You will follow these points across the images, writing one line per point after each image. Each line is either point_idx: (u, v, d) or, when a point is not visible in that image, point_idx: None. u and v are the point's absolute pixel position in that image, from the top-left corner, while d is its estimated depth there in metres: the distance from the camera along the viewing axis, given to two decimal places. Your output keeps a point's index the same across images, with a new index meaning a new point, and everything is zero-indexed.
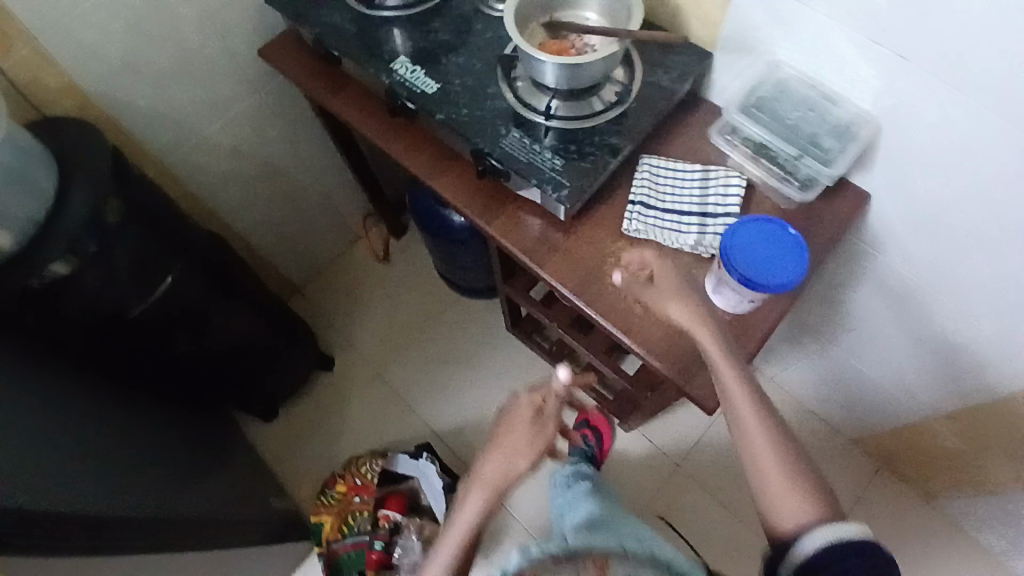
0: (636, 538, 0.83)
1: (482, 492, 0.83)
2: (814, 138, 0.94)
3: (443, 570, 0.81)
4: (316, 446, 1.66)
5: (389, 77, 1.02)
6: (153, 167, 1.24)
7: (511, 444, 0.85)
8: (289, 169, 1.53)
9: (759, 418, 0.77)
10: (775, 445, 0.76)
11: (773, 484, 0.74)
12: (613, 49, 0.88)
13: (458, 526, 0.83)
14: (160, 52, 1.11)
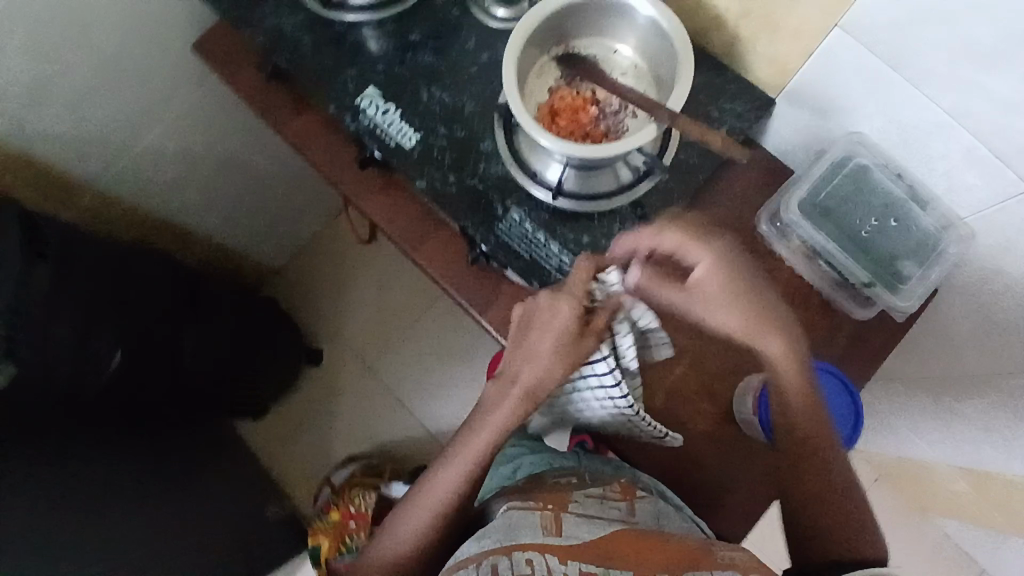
0: (657, 517, 0.65)
1: (509, 403, 0.67)
2: (892, 256, 0.71)
3: (459, 475, 0.67)
4: (308, 437, 1.64)
5: (354, 122, 0.81)
6: (90, 193, 1.05)
7: (540, 355, 0.67)
8: (256, 159, 1.30)
9: (836, 453, 0.65)
10: (846, 482, 0.65)
11: (844, 509, 0.63)
12: (644, 133, 0.66)
13: (483, 430, 0.67)
14: (72, 67, 0.89)
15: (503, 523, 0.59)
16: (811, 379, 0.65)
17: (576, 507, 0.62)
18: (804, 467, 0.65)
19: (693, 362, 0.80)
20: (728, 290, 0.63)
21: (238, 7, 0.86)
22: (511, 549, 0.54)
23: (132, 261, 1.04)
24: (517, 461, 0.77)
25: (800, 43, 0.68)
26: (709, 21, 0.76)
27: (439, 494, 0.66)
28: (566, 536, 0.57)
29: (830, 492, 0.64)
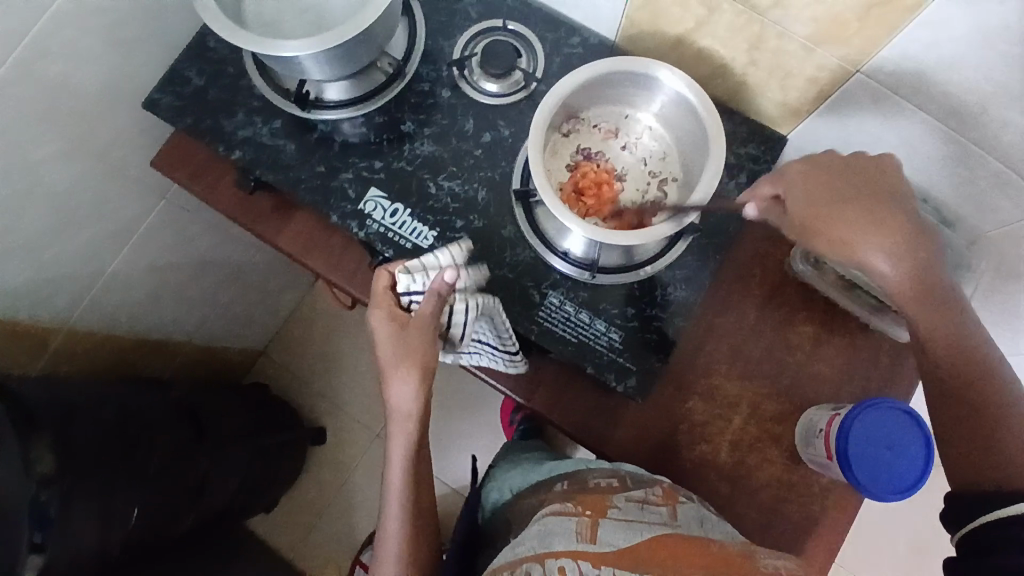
0: (701, 521, 0.61)
1: (405, 429, 0.71)
2: None
3: (399, 520, 0.73)
4: (327, 523, 1.50)
5: (362, 229, 0.75)
6: (62, 333, 0.93)
7: (404, 382, 0.67)
8: (228, 252, 1.20)
9: (990, 368, 0.56)
10: (1007, 405, 0.55)
11: (994, 446, 0.54)
12: (682, 213, 0.66)
13: (393, 464, 0.73)
14: (25, 213, 0.78)
15: (540, 531, 0.58)
16: (954, 299, 0.58)
17: (615, 513, 0.59)
18: (951, 374, 0.57)
19: (750, 409, 0.78)
20: (858, 207, 0.58)
21: (204, 121, 0.78)
22: (545, 556, 0.53)
23: (129, 402, 0.92)
24: (554, 464, 0.79)
25: (815, 88, 0.68)
26: (712, 70, 0.75)
27: (393, 530, 0.73)
28: (600, 543, 0.54)
29: (984, 402, 0.55)
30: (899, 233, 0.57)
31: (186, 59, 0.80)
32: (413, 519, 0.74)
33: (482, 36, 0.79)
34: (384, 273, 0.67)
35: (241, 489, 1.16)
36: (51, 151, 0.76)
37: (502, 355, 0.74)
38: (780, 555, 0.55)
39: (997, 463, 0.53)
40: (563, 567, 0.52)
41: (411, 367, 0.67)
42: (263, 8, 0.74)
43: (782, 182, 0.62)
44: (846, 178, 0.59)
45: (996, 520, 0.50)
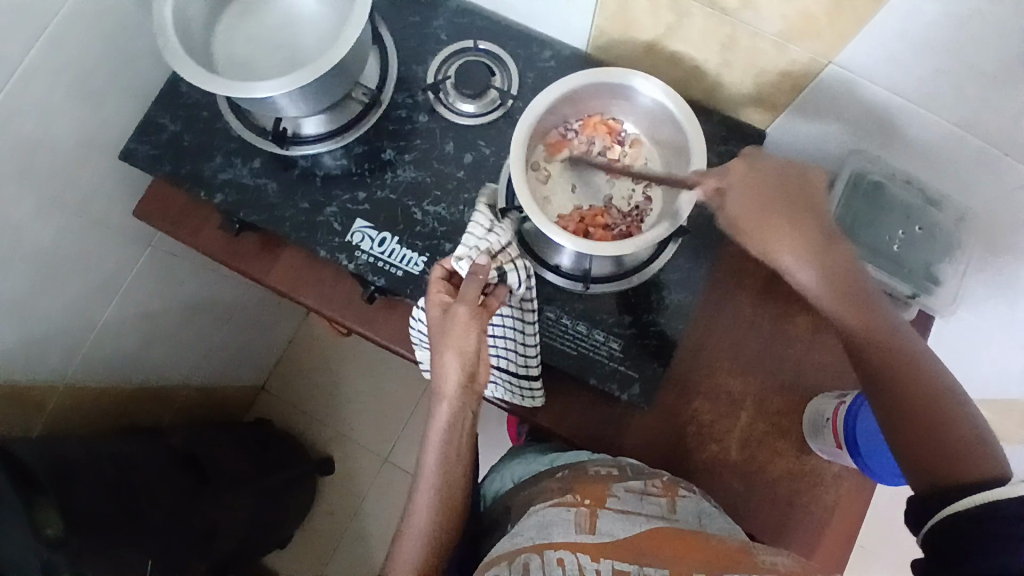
0: (699, 515, 0.63)
1: (448, 405, 0.65)
2: (924, 263, 0.74)
3: (430, 501, 0.66)
4: (344, 553, 1.46)
5: (352, 261, 0.75)
6: (57, 392, 0.92)
7: (451, 355, 0.62)
8: (218, 292, 1.19)
9: (911, 361, 0.55)
10: (938, 396, 0.52)
11: (939, 440, 0.50)
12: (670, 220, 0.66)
13: (433, 441, 0.67)
14: (8, 276, 0.76)
15: (538, 519, 0.60)
16: (876, 303, 0.58)
17: (614, 502, 0.62)
18: (879, 367, 0.55)
19: (755, 404, 0.78)
20: (775, 215, 0.60)
21: (183, 167, 0.78)
22: (543, 548, 0.55)
23: (127, 455, 0.90)
24: (556, 452, 0.78)
25: (787, 82, 0.68)
26: (685, 72, 0.75)
27: (422, 511, 0.66)
28: (598, 534, 0.57)
29: (926, 396, 0.52)
30: (810, 239, 0.59)
31: (159, 107, 0.79)
32: (443, 517, 0.66)
33: (454, 59, 0.79)
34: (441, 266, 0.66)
35: (247, 538, 1.14)
36: (31, 212, 0.76)
37: (519, 387, 0.74)
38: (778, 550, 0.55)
39: (951, 462, 0.49)
40: (561, 559, 0.54)
41: (458, 341, 0.62)
42: (233, 51, 0.74)
43: (725, 181, 0.63)
44: (773, 182, 0.62)
45: (961, 515, 0.46)
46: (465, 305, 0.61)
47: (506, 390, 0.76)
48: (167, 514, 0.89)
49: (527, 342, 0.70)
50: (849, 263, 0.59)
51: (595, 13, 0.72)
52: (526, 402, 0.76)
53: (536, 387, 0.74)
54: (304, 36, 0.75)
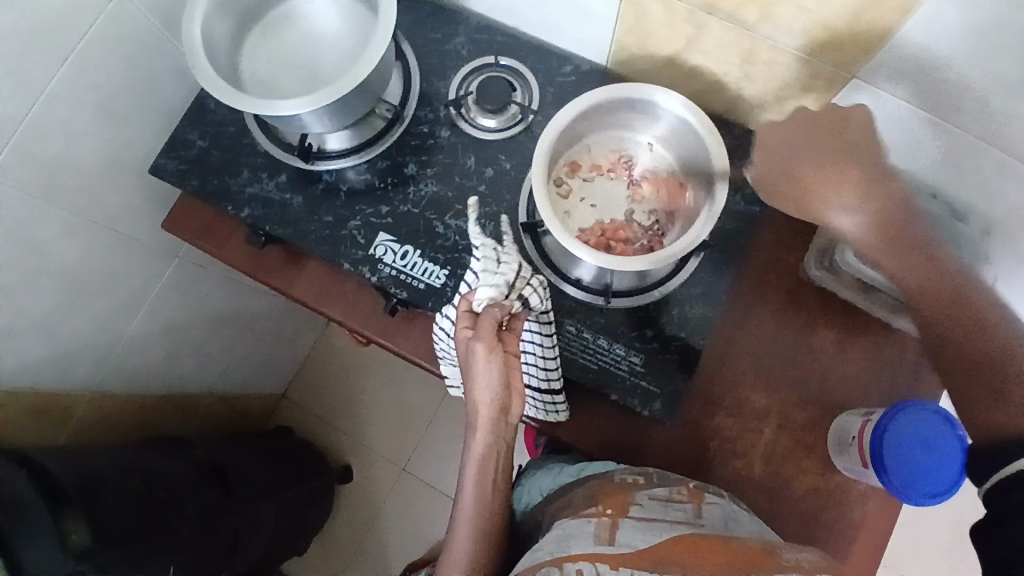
0: (726, 520, 0.63)
1: (482, 429, 0.66)
2: None
3: (470, 525, 0.67)
4: (364, 562, 1.46)
5: (374, 274, 0.76)
6: (86, 399, 0.94)
7: (478, 381, 0.63)
8: (241, 302, 1.21)
9: (984, 306, 0.52)
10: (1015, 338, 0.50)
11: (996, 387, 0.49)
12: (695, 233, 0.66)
13: (470, 464, 0.68)
14: (40, 288, 0.79)
15: (559, 533, 0.60)
16: (940, 250, 0.56)
17: (637, 511, 0.61)
18: (950, 320, 0.53)
19: (778, 419, 0.77)
20: (832, 168, 0.57)
21: (210, 182, 0.80)
22: (563, 561, 0.55)
23: (153, 465, 0.92)
24: (583, 463, 0.77)
25: (810, 95, 0.68)
26: (705, 86, 0.75)
27: (463, 534, 0.67)
28: (618, 545, 0.56)
29: (998, 346, 0.50)
30: (869, 181, 0.57)
31: (187, 124, 0.82)
32: (487, 541, 0.67)
33: (475, 74, 0.80)
34: (464, 300, 0.63)
35: (269, 547, 1.16)
36: (62, 226, 0.78)
37: (543, 402, 0.74)
38: (804, 549, 0.55)
39: (1001, 410, 0.49)
40: (580, 570, 0.53)
41: (488, 372, 0.62)
42: (259, 70, 0.76)
43: (760, 149, 0.62)
44: (832, 133, 0.58)
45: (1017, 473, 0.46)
46: (481, 340, 0.61)
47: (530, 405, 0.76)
48: (193, 527, 0.90)
49: (548, 356, 0.70)
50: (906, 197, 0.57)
51: (614, 28, 0.72)
52: (550, 416, 0.76)
53: (560, 401, 0.74)
54: (328, 54, 0.76)
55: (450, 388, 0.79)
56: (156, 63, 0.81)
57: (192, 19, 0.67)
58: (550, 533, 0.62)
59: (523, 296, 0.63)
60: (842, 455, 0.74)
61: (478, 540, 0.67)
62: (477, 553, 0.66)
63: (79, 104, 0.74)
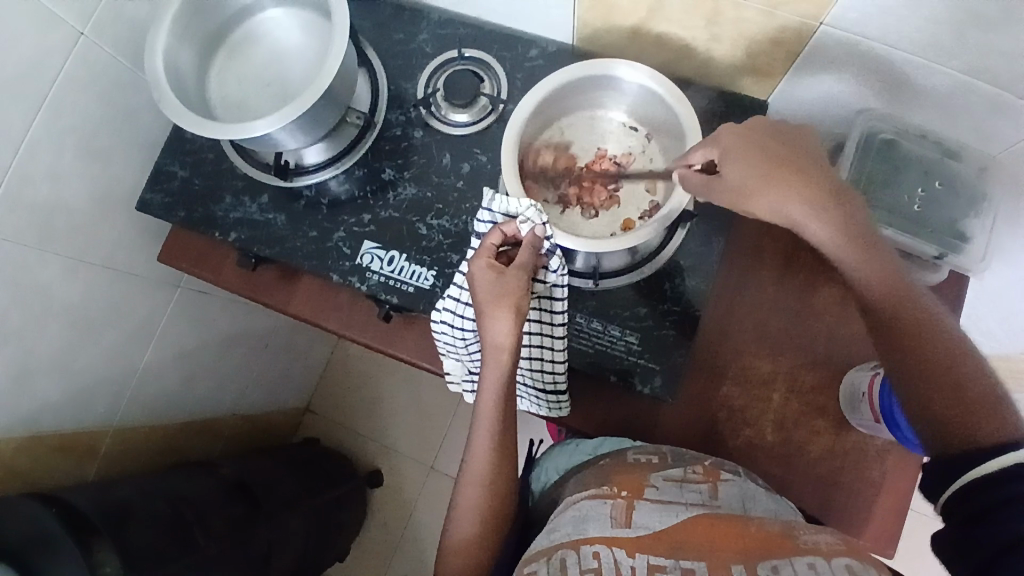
0: (742, 499, 0.61)
1: (500, 362, 0.61)
2: (951, 221, 0.70)
3: (488, 453, 0.64)
4: (402, 563, 1.47)
5: (364, 283, 0.76)
6: (108, 435, 0.97)
7: (501, 316, 0.59)
8: (250, 321, 1.23)
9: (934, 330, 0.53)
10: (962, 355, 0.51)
11: (970, 398, 0.50)
12: (676, 207, 0.64)
13: (485, 397, 0.63)
14: (45, 333, 0.81)
15: (574, 515, 0.59)
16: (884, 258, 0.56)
17: (653, 493, 0.61)
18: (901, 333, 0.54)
19: (787, 382, 0.76)
20: (777, 179, 0.57)
21: (196, 211, 0.81)
22: (579, 543, 0.54)
23: (181, 490, 0.95)
24: (600, 438, 0.77)
25: (782, 49, 0.65)
26: (676, 52, 0.73)
27: (482, 462, 0.64)
28: (635, 527, 0.55)
29: (945, 357, 0.51)
30: (822, 195, 0.57)
31: (167, 156, 0.83)
32: (496, 472, 0.65)
33: (441, 70, 0.80)
34: (498, 230, 0.62)
35: (303, 561, 1.18)
36: (60, 271, 0.80)
37: (545, 398, 0.74)
38: (821, 529, 0.52)
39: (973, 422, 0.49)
40: (597, 552, 0.53)
41: (512, 297, 0.59)
42: (229, 94, 0.77)
43: (720, 148, 0.60)
44: (793, 140, 0.59)
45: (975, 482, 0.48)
46: (523, 262, 0.61)
47: (533, 403, 0.76)
48: (223, 544, 0.93)
49: (556, 353, 0.70)
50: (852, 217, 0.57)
51: (574, 4, 0.71)
52: (552, 412, 0.76)
53: (563, 398, 0.74)
54: (294, 68, 0.76)
55: (450, 383, 0.78)
56: (129, 100, 0.82)
57: (153, 53, 0.68)
58: (561, 514, 0.61)
59: (552, 247, 0.64)
60: (852, 416, 0.73)
61: (493, 464, 0.64)
62: (493, 461, 0.64)
63: (60, 151, 0.75)
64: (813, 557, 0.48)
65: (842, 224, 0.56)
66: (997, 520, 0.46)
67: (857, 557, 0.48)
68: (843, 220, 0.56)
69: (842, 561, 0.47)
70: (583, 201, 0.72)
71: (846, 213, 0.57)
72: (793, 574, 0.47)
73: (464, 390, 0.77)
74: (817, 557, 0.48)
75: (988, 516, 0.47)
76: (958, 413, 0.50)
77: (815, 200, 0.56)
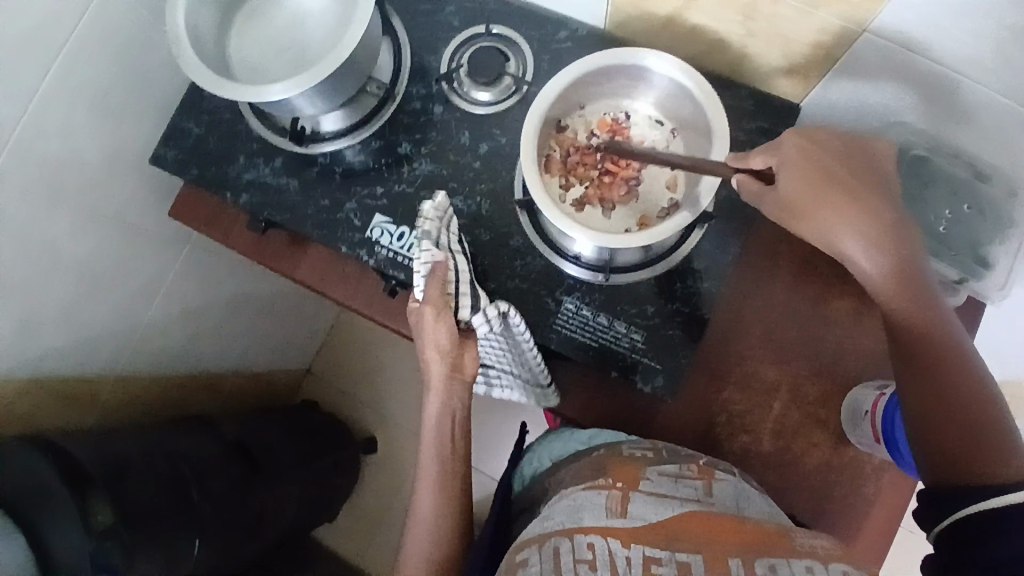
0: (738, 498, 0.61)
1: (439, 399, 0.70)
2: (975, 244, 0.68)
3: (433, 494, 0.70)
4: (391, 531, 1.49)
5: (371, 257, 0.76)
6: (108, 387, 0.98)
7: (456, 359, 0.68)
8: (256, 283, 1.23)
9: (961, 368, 0.53)
10: (988, 401, 0.52)
11: (983, 440, 0.50)
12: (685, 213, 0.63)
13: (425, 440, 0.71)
14: (54, 282, 0.82)
15: (568, 504, 0.58)
16: (927, 288, 0.56)
17: (647, 486, 0.60)
18: (930, 368, 0.54)
19: (789, 392, 0.75)
20: (824, 198, 0.56)
21: (208, 171, 0.80)
22: (574, 531, 0.53)
23: (177, 444, 0.97)
24: (594, 431, 0.76)
25: (820, 52, 0.63)
26: (709, 46, 0.71)
27: (426, 517, 0.69)
28: (631, 518, 0.55)
29: (967, 398, 0.52)
30: (868, 220, 0.55)
31: (183, 113, 0.82)
32: (444, 510, 0.69)
33: (466, 45, 0.78)
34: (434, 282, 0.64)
35: (294, 521, 1.20)
36: (70, 222, 0.80)
37: (531, 387, 0.77)
38: (817, 535, 0.52)
39: (979, 463, 0.50)
40: (592, 543, 0.52)
41: (445, 320, 0.65)
42: (248, 54, 0.75)
43: (779, 157, 0.58)
44: (842, 159, 0.57)
45: (976, 515, 0.48)
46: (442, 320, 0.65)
47: (521, 390, 0.80)
48: (215, 504, 0.95)
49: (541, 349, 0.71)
50: (906, 246, 0.56)
51: None
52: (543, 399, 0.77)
53: (549, 388, 0.76)
54: (315, 31, 0.75)
55: None
56: (147, 53, 0.80)
57: (174, 7, 0.66)
58: (555, 502, 0.60)
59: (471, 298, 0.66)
60: (849, 432, 0.72)
61: (441, 503, 0.69)
62: (440, 506, 0.69)
63: (76, 102, 0.74)
64: (809, 560, 0.49)
65: (886, 253, 0.55)
66: (988, 545, 0.47)
67: (852, 566, 0.49)
68: (888, 249, 0.55)
69: (838, 567, 0.48)
70: (602, 193, 0.71)
71: (897, 243, 0.56)
72: (790, 573, 0.47)
73: None
74: (814, 560, 0.49)
75: (980, 543, 0.47)
76: (967, 453, 0.51)
77: (864, 224, 0.55)
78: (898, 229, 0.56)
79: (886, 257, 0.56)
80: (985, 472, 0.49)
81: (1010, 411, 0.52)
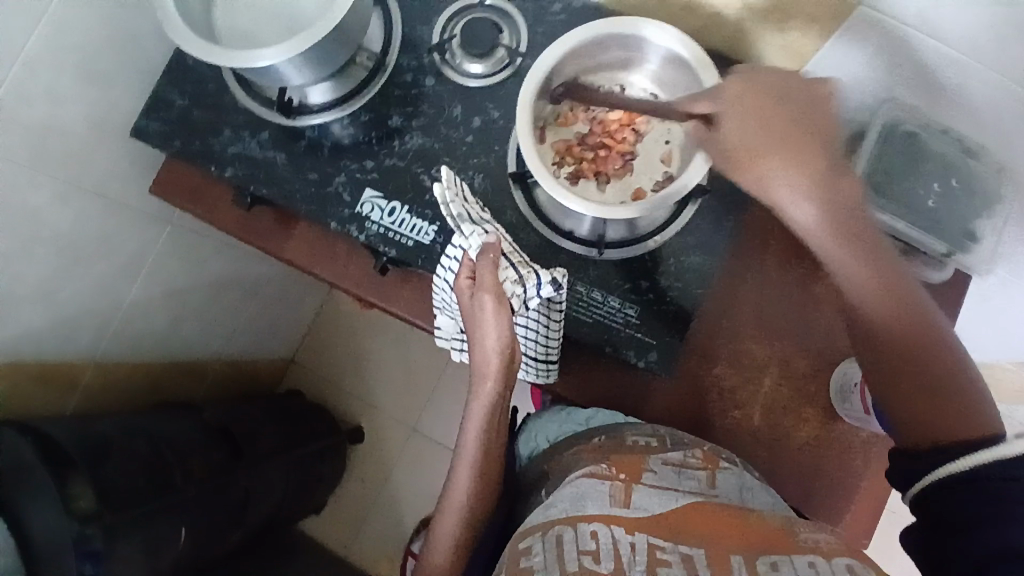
0: (740, 490, 0.61)
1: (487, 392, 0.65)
2: (964, 220, 0.68)
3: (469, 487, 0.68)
4: (379, 520, 1.48)
5: (362, 233, 0.74)
6: (88, 371, 0.95)
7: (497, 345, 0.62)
8: (241, 267, 1.20)
9: (925, 332, 0.54)
10: (951, 361, 0.53)
11: (951, 401, 0.52)
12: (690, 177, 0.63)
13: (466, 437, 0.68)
14: (31, 258, 0.79)
15: (572, 490, 0.58)
16: (884, 252, 0.56)
17: (651, 478, 0.60)
18: (897, 334, 0.54)
19: (782, 369, 0.75)
20: (789, 157, 0.55)
21: (193, 144, 0.77)
22: (577, 520, 0.53)
23: (158, 427, 0.94)
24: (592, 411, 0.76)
25: (816, 25, 0.63)
26: (705, 19, 0.70)
27: (459, 500, 0.69)
28: (634, 509, 0.55)
29: (935, 361, 0.53)
30: (823, 182, 0.54)
31: (166, 84, 0.79)
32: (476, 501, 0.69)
33: (458, 17, 0.76)
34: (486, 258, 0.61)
35: (281, 507, 1.18)
36: (48, 195, 0.77)
37: (534, 364, 0.74)
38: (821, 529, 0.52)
39: (951, 423, 0.51)
40: (595, 532, 0.51)
41: (502, 305, 0.61)
42: (234, 21, 0.73)
43: (739, 111, 0.57)
44: (794, 111, 0.56)
45: (962, 477, 0.49)
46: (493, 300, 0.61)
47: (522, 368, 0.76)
48: (199, 488, 0.92)
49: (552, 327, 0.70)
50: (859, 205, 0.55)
51: None
52: (539, 377, 0.75)
53: (553, 364, 0.74)
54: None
55: (438, 340, 0.76)
56: (129, 20, 0.78)
57: None
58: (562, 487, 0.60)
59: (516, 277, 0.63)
60: (842, 407, 0.73)
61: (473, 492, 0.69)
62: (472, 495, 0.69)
63: (54, 69, 0.72)
64: (812, 555, 0.48)
65: (845, 217, 0.54)
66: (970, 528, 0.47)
67: (858, 559, 0.48)
68: (844, 212, 0.54)
69: (842, 561, 0.48)
70: (595, 167, 0.70)
71: (848, 207, 0.55)
72: (793, 569, 0.46)
73: (452, 348, 0.76)
74: (817, 556, 0.48)
75: (962, 531, 0.47)
76: (939, 414, 0.52)
77: (823, 190, 0.54)
78: (848, 191, 0.55)
79: (837, 220, 0.54)
80: (956, 431, 0.51)
81: (968, 363, 0.54)
